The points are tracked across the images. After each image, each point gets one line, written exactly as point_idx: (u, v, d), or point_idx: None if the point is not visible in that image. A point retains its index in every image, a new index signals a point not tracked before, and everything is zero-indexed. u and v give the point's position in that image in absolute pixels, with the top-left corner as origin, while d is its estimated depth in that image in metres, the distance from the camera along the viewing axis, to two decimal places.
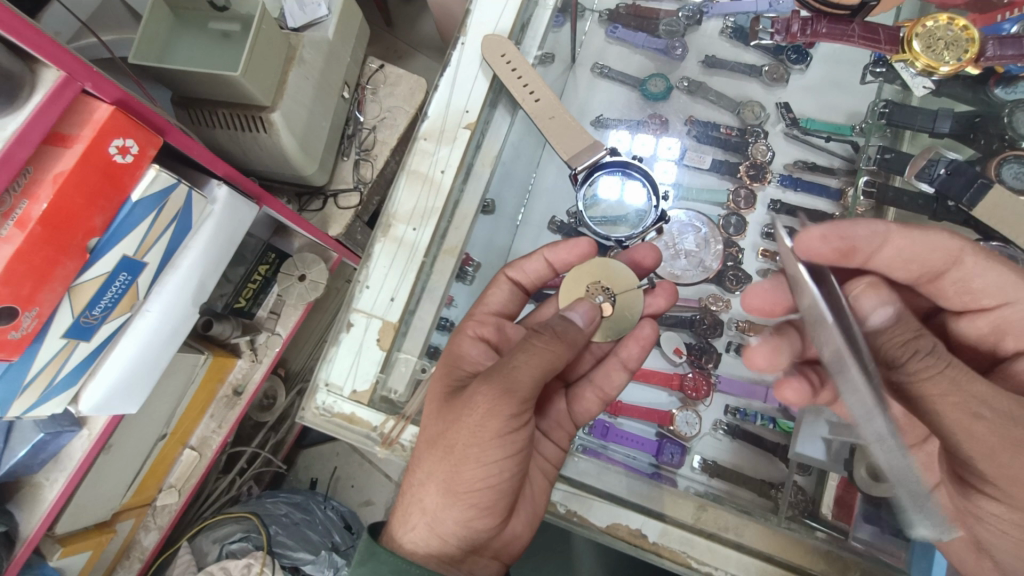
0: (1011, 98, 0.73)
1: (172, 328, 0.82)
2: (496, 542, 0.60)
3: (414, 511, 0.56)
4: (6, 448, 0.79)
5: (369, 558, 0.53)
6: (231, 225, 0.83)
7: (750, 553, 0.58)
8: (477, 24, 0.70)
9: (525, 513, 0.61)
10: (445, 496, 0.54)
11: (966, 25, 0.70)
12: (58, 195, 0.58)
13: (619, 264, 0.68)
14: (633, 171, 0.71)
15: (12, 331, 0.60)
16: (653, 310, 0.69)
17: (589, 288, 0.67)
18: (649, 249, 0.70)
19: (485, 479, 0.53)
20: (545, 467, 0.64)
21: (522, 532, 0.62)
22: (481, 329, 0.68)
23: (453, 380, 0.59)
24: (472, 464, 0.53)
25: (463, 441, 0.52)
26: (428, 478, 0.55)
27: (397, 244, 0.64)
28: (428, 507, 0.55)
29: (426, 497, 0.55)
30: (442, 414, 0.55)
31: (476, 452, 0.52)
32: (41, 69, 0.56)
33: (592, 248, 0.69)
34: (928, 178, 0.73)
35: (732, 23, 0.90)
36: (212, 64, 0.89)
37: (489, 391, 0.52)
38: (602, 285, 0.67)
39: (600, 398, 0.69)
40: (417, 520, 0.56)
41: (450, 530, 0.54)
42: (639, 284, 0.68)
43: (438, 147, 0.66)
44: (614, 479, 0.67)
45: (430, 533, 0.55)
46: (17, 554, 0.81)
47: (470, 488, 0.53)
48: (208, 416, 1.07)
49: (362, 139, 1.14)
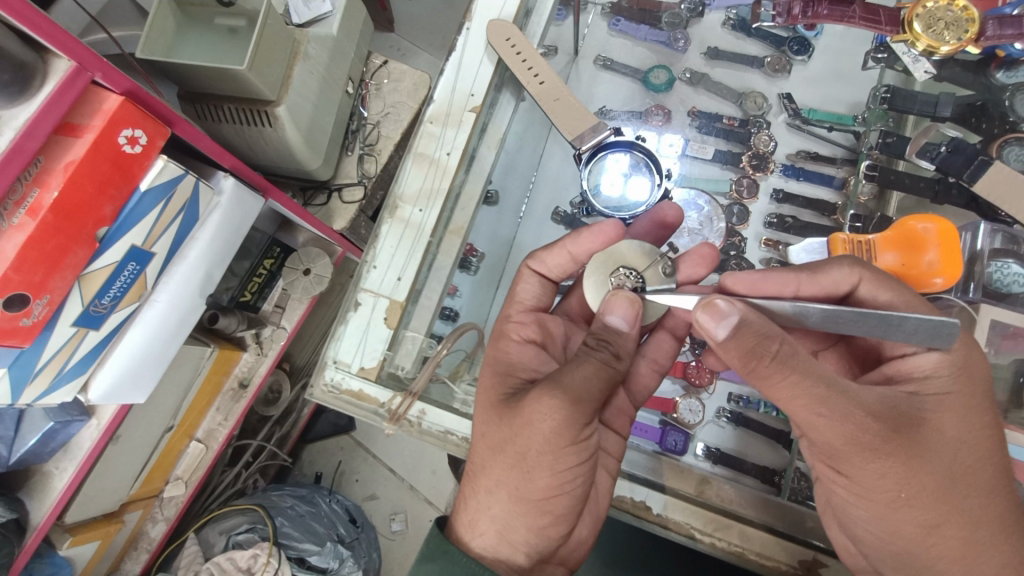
0: (1013, 81, 0.75)
1: (178, 318, 0.83)
2: (563, 549, 0.60)
3: (483, 517, 0.57)
4: (18, 437, 0.80)
5: (440, 555, 0.56)
6: (238, 215, 0.84)
7: (754, 526, 0.58)
8: (481, 11, 0.70)
9: (590, 516, 0.61)
10: (518, 514, 0.55)
11: (966, 5, 0.71)
12: (69, 184, 0.59)
13: (629, 241, 0.64)
14: (636, 148, 0.72)
15: (25, 318, 0.61)
16: (693, 278, 0.67)
17: (614, 278, 0.62)
18: (671, 206, 0.70)
19: (556, 487, 0.54)
20: (611, 463, 0.62)
21: (587, 535, 0.62)
22: (525, 330, 0.67)
23: (505, 389, 0.59)
24: (547, 469, 0.53)
25: (536, 448, 0.53)
26: (503, 486, 0.55)
27: (404, 224, 0.65)
28: (495, 516, 0.56)
29: (500, 511, 0.56)
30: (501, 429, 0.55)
31: (549, 460, 0.53)
32: (52, 59, 0.57)
33: (618, 230, 0.64)
34: (928, 157, 0.74)
35: (735, 14, 0.92)
36: (220, 58, 0.90)
37: (552, 402, 0.51)
38: (626, 272, 0.63)
39: (655, 369, 0.69)
40: (486, 526, 0.57)
41: (521, 538, 0.55)
42: (657, 252, 0.63)
43: (444, 130, 0.67)
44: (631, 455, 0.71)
45: (500, 539, 0.56)
46: (28, 543, 0.81)
47: (545, 496, 0.54)
48: (215, 409, 1.08)
49: (367, 134, 1.15)
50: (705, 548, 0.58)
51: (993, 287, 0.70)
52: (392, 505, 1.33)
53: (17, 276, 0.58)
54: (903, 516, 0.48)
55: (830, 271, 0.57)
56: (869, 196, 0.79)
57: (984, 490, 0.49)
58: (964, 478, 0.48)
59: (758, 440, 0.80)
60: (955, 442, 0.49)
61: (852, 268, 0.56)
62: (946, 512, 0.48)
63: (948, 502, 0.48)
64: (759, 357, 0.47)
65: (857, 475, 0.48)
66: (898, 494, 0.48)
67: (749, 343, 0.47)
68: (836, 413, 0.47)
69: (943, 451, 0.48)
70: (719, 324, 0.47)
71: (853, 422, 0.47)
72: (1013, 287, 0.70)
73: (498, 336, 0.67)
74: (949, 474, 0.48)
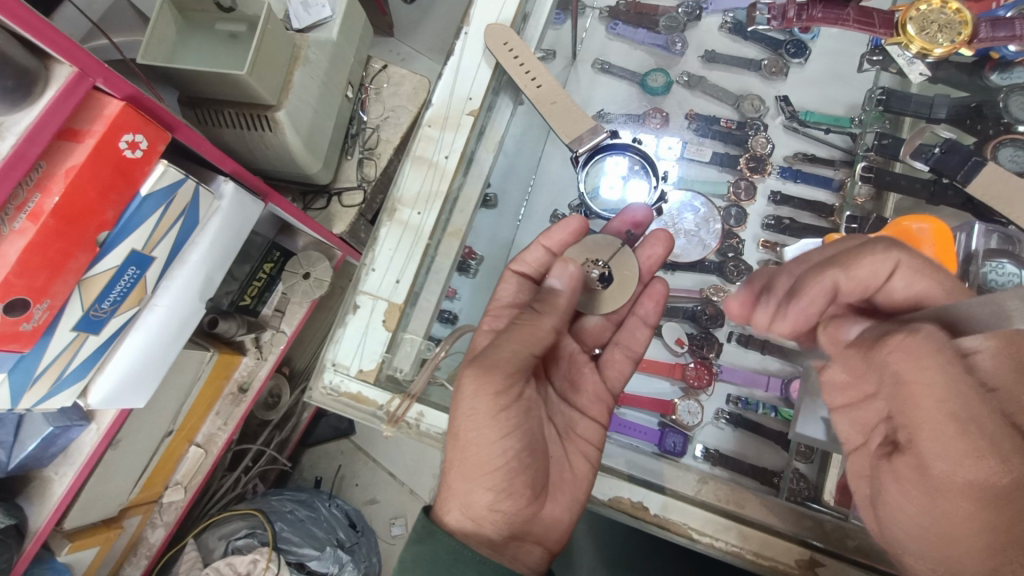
0: (1008, 83, 0.75)
1: (179, 323, 0.83)
2: (537, 526, 0.60)
3: (445, 496, 0.58)
4: (17, 442, 0.80)
5: (428, 537, 0.55)
6: (237, 220, 0.84)
7: (753, 526, 0.58)
8: (479, 15, 0.71)
9: (563, 494, 0.62)
10: (467, 490, 0.56)
11: (959, 8, 0.71)
12: (70, 189, 0.59)
13: (595, 235, 0.70)
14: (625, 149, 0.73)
15: (25, 323, 0.61)
16: (653, 258, 0.71)
17: (581, 267, 0.68)
18: (639, 206, 0.71)
19: (493, 458, 0.54)
20: (584, 449, 0.66)
21: (562, 516, 0.62)
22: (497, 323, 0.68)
23: None
24: (484, 446, 0.54)
25: (461, 422, 0.54)
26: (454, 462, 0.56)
27: (403, 227, 0.65)
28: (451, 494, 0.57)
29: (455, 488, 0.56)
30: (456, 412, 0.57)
31: (475, 432, 0.54)
32: (54, 65, 0.57)
33: (583, 222, 0.68)
34: (922, 158, 0.75)
35: (731, 19, 0.92)
36: (220, 63, 0.91)
37: (471, 375, 0.54)
38: (591, 260, 0.68)
39: (628, 356, 0.72)
40: (450, 505, 0.58)
41: (481, 514, 0.56)
42: (619, 243, 0.69)
43: (442, 134, 0.68)
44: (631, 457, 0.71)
45: (464, 516, 0.56)
46: (27, 548, 0.81)
47: (481, 470, 0.55)
48: (215, 413, 1.08)
49: (366, 138, 1.15)
50: (702, 548, 0.58)
51: None
52: (392, 510, 1.33)
53: (18, 280, 0.59)
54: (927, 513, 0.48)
55: (863, 260, 0.51)
56: (866, 198, 0.81)
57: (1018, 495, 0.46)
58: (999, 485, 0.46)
59: (760, 441, 0.80)
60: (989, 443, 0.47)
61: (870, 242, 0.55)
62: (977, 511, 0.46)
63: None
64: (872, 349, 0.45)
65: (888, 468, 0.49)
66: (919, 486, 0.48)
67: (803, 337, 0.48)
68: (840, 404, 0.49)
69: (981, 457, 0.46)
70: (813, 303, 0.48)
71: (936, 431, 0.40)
72: None
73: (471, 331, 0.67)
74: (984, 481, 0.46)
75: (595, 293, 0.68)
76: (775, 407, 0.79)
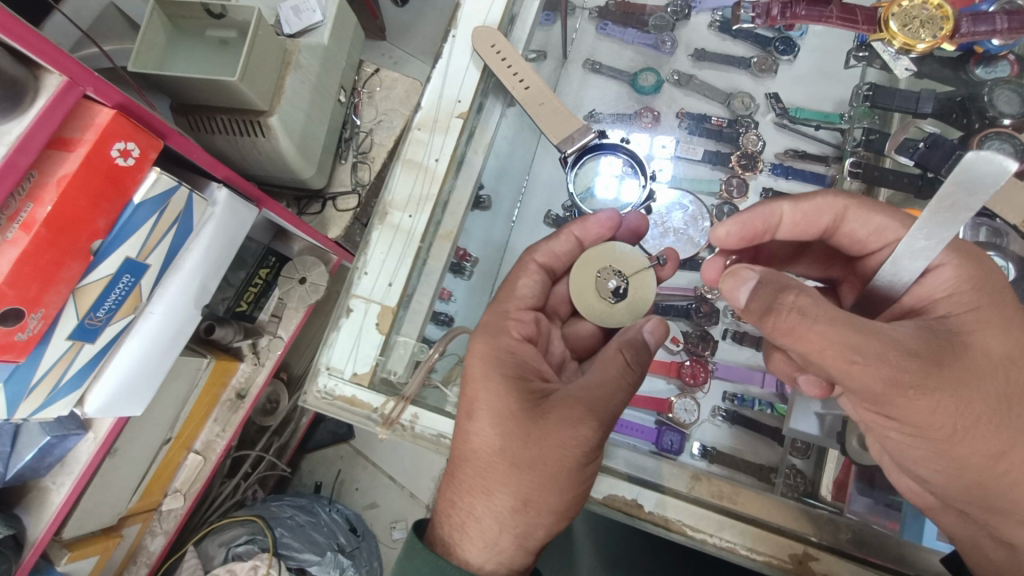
0: (991, 77, 0.76)
1: (175, 329, 0.83)
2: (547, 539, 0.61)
3: (490, 529, 0.55)
4: (14, 452, 0.80)
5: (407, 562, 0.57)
6: (231, 226, 0.84)
7: (748, 521, 0.58)
8: (468, 18, 0.71)
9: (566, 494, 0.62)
10: (512, 517, 0.55)
11: (939, 4, 0.72)
12: (62, 198, 0.59)
13: (626, 247, 0.69)
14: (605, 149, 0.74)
15: (19, 333, 0.61)
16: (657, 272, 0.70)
17: (599, 275, 0.68)
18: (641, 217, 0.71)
19: (576, 496, 0.56)
20: None
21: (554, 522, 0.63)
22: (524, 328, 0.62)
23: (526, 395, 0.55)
24: (546, 473, 0.53)
25: (568, 471, 0.53)
26: (495, 482, 0.54)
27: (394, 231, 0.65)
28: (481, 514, 0.55)
29: (485, 511, 0.55)
30: (500, 427, 0.54)
31: (578, 478, 0.54)
32: (43, 75, 0.57)
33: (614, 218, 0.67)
34: (907, 153, 0.75)
35: (720, 17, 0.93)
36: (211, 70, 0.91)
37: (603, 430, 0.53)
38: (612, 269, 0.68)
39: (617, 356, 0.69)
40: (502, 538, 0.55)
41: (536, 540, 0.56)
42: (649, 263, 0.67)
43: (432, 136, 0.68)
44: (625, 452, 0.67)
45: (515, 546, 0.56)
46: (24, 559, 0.81)
47: (566, 506, 0.56)
48: (212, 420, 1.08)
49: (359, 143, 1.16)
50: (695, 544, 0.58)
51: None
52: (392, 514, 1.33)
53: (11, 291, 0.59)
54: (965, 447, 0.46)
55: (817, 198, 0.59)
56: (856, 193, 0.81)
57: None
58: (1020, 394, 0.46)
59: (756, 438, 0.80)
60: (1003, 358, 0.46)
61: (837, 198, 0.58)
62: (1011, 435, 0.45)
63: (1012, 424, 0.45)
64: (776, 310, 0.44)
65: (907, 414, 0.45)
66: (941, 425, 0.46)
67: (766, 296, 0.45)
68: (870, 357, 0.42)
69: (995, 372, 0.45)
70: (741, 287, 0.48)
71: (897, 366, 0.43)
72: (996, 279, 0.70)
73: (495, 328, 0.60)
74: (1006, 393, 0.46)
75: (609, 304, 0.67)
76: (771, 403, 0.80)
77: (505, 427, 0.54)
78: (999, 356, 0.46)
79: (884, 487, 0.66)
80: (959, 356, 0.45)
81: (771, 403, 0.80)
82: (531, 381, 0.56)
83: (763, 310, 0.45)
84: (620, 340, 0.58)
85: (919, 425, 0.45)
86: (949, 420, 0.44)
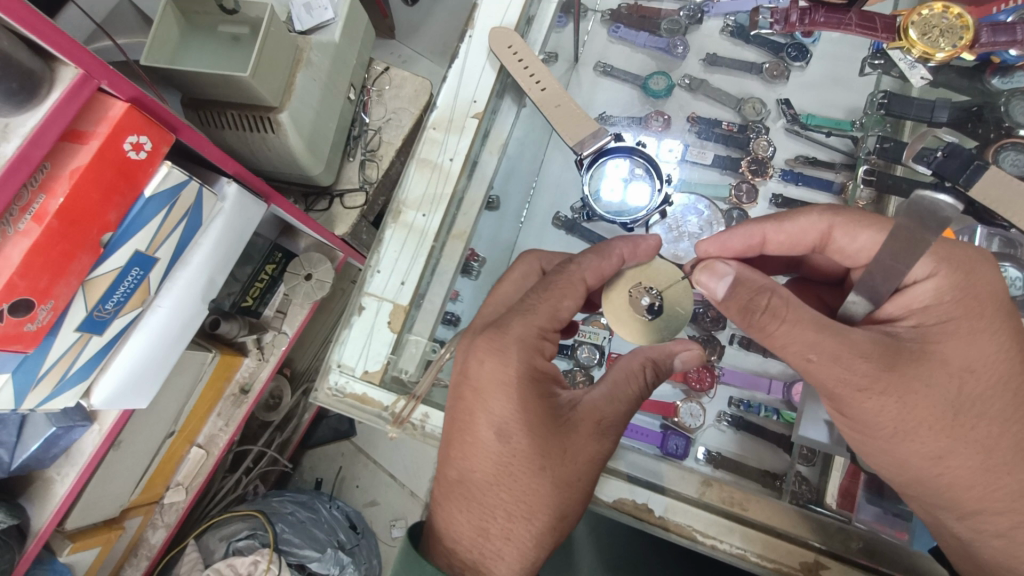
0: (1007, 87, 0.76)
1: (182, 323, 0.83)
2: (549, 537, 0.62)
3: (527, 545, 0.54)
4: (20, 442, 0.80)
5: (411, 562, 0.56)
6: (241, 222, 0.84)
7: (756, 528, 0.58)
8: (484, 18, 0.71)
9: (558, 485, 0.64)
10: (548, 534, 0.54)
11: (961, 13, 0.72)
12: (74, 191, 0.60)
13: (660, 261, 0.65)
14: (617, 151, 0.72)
15: (29, 324, 0.61)
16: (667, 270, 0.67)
17: (631, 291, 0.64)
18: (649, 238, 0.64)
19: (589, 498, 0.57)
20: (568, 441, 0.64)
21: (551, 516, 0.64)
22: None
23: (556, 413, 0.53)
24: (579, 487, 0.53)
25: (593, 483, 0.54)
26: (536, 503, 0.53)
27: (408, 229, 0.66)
28: (520, 537, 0.54)
29: (524, 532, 0.54)
30: (540, 448, 0.52)
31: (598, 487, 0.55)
32: (60, 67, 0.57)
33: (654, 247, 0.64)
34: (924, 162, 0.75)
35: (733, 22, 0.92)
36: (224, 66, 0.91)
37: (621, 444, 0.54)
38: (644, 286, 0.64)
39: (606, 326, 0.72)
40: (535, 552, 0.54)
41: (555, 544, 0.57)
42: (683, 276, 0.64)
43: (446, 136, 0.68)
44: (635, 456, 0.67)
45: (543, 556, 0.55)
46: (28, 549, 0.81)
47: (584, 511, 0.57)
48: (216, 414, 1.08)
49: (368, 140, 1.16)
50: (704, 549, 0.58)
51: None
52: (393, 512, 1.33)
53: (22, 282, 0.59)
54: (903, 449, 0.50)
55: (797, 220, 0.59)
56: (867, 201, 0.81)
57: (996, 419, 0.48)
58: (973, 408, 0.48)
59: (760, 444, 0.80)
60: (960, 371, 0.48)
61: (819, 218, 0.58)
62: (953, 443, 0.49)
63: (954, 432, 0.48)
64: (752, 310, 0.49)
65: (856, 413, 0.49)
66: (898, 427, 0.49)
67: (744, 296, 0.50)
68: (825, 354, 0.47)
69: (947, 382, 0.48)
70: (716, 282, 0.52)
71: (852, 372, 0.47)
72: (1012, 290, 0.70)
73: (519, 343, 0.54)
74: (953, 403, 0.48)
75: (642, 322, 0.63)
76: (776, 410, 0.81)
77: (545, 446, 0.52)
78: (954, 366, 0.48)
79: (893, 497, 0.65)
80: (916, 365, 0.48)
81: (773, 409, 0.81)
82: (554, 395, 0.54)
83: (745, 319, 0.50)
84: (636, 352, 0.58)
85: (863, 423, 0.50)
86: (907, 420, 0.48)
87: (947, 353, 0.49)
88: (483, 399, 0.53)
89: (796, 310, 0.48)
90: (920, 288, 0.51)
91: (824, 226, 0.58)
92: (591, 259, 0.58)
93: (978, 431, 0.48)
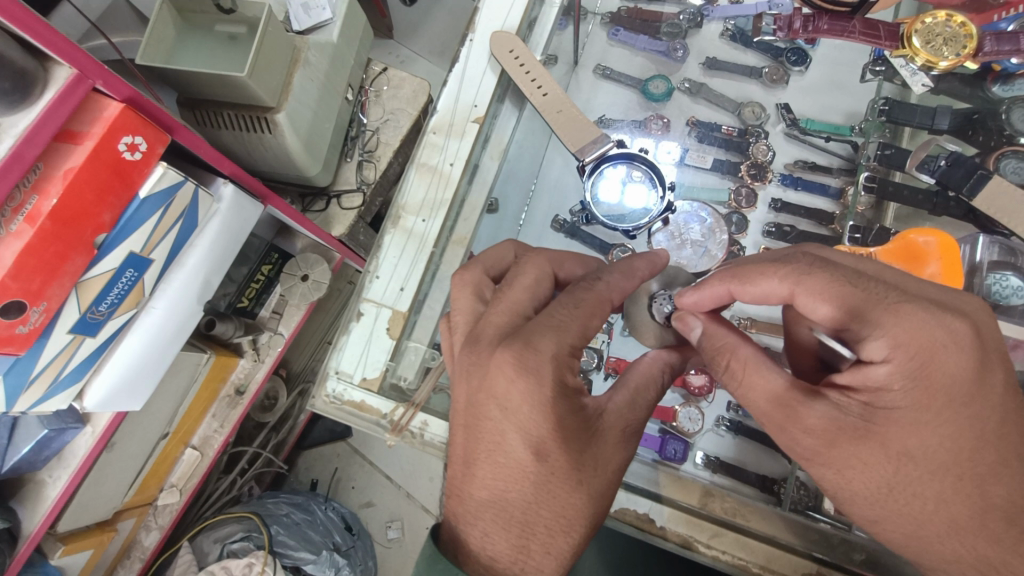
0: (1008, 94, 0.76)
1: (176, 325, 0.82)
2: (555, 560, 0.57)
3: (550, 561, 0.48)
4: (11, 445, 0.79)
5: None
6: (236, 223, 0.84)
7: (757, 538, 0.58)
8: (485, 21, 0.71)
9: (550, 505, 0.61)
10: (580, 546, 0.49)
11: (964, 22, 0.73)
12: (68, 191, 0.59)
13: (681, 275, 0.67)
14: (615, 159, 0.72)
15: (21, 326, 0.60)
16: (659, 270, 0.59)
17: (652, 299, 0.65)
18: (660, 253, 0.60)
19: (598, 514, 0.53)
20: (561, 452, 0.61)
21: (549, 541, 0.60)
22: None
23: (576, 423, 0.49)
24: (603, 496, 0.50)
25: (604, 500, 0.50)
26: (576, 517, 0.48)
27: (407, 234, 0.65)
28: (560, 551, 0.48)
29: (564, 546, 0.48)
30: (574, 461, 0.47)
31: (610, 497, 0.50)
32: (53, 66, 0.56)
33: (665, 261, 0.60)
34: (928, 170, 0.75)
35: (733, 26, 0.92)
36: (221, 65, 0.91)
37: None
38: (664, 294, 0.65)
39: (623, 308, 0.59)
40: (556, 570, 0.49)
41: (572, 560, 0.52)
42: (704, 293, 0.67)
43: (446, 140, 0.68)
44: (638, 466, 0.67)
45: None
46: (19, 552, 0.80)
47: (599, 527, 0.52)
48: (211, 416, 1.07)
49: (366, 141, 1.15)
50: (706, 560, 0.58)
51: (992, 298, 0.71)
52: (389, 513, 1.33)
53: (14, 283, 0.58)
54: (858, 512, 0.46)
55: (759, 282, 0.48)
56: (866, 207, 0.79)
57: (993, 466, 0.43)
58: (909, 489, 0.43)
59: (758, 449, 0.79)
60: (902, 455, 0.43)
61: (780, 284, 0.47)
62: (887, 514, 0.45)
63: (890, 505, 0.44)
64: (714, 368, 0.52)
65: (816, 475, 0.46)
66: (844, 493, 0.45)
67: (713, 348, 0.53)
68: None
69: (883, 464, 0.43)
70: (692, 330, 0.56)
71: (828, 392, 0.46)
72: (1012, 299, 0.70)
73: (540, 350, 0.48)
74: (888, 482, 0.43)
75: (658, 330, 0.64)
76: None
77: (579, 457, 0.48)
78: (893, 451, 0.43)
79: None
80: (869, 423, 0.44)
81: None
82: (582, 405, 0.49)
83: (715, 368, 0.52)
84: (655, 356, 0.58)
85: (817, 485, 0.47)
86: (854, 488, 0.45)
87: (891, 438, 0.43)
88: (513, 414, 0.47)
89: (755, 371, 0.49)
90: (877, 369, 0.43)
91: (784, 292, 0.47)
92: (619, 280, 0.54)
93: (933, 485, 0.43)
